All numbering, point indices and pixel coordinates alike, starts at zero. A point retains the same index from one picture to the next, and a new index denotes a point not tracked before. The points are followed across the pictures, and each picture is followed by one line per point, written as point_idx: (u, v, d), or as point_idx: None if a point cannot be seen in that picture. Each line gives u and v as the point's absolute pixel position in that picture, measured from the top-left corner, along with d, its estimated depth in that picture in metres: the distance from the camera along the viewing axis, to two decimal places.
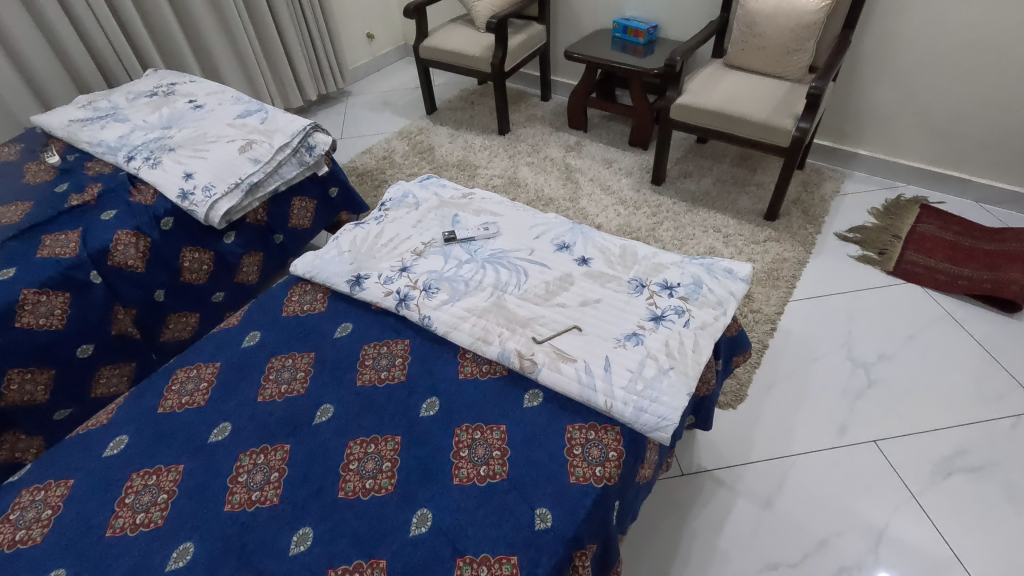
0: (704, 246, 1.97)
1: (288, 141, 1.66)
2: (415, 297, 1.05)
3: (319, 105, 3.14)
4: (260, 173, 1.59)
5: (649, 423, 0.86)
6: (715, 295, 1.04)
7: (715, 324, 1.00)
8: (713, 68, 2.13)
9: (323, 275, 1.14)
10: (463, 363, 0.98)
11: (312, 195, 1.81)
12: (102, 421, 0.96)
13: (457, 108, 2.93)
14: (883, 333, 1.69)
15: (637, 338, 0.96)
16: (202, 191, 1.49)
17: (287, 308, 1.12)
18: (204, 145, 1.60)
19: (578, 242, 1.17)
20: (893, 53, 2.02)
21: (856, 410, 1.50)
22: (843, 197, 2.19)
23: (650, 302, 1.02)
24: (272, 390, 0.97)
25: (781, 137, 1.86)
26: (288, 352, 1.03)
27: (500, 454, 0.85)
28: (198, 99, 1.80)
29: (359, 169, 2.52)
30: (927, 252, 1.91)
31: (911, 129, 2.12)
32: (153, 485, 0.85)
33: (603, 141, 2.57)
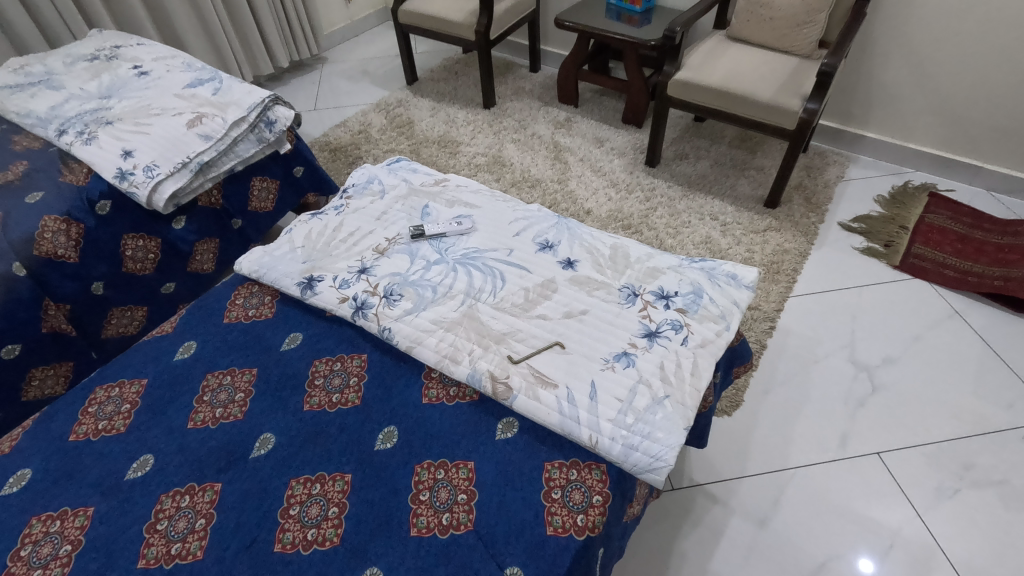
0: (700, 235, 1.84)
1: (244, 115, 1.48)
2: (373, 306, 0.91)
3: (292, 73, 2.92)
4: (211, 152, 1.42)
5: (641, 464, 0.74)
6: (716, 306, 0.92)
7: (716, 341, 0.87)
8: (715, 40, 1.96)
9: (271, 275, 1.00)
10: (428, 385, 0.85)
11: (274, 175, 1.64)
12: (3, 450, 0.82)
13: (439, 78, 2.74)
14: (888, 333, 1.58)
15: (628, 359, 0.83)
16: (143, 171, 1.33)
17: (229, 315, 0.98)
18: (147, 118, 1.42)
19: (563, 241, 1.03)
20: (909, 29, 1.86)
21: (859, 419, 1.40)
22: (847, 183, 2.06)
23: (644, 315, 0.89)
24: (205, 415, 0.84)
25: (787, 119, 1.71)
26: (227, 369, 0.90)
27: (466, 499, 0.73)
28: (145, 65, 1.61)
29: (333, 144, 2.34)
30: (935, 244, 1.80)
31: (923, 111, 1.98)
32: (56, 533, 0.72)
33: (595, 117, 2.41)
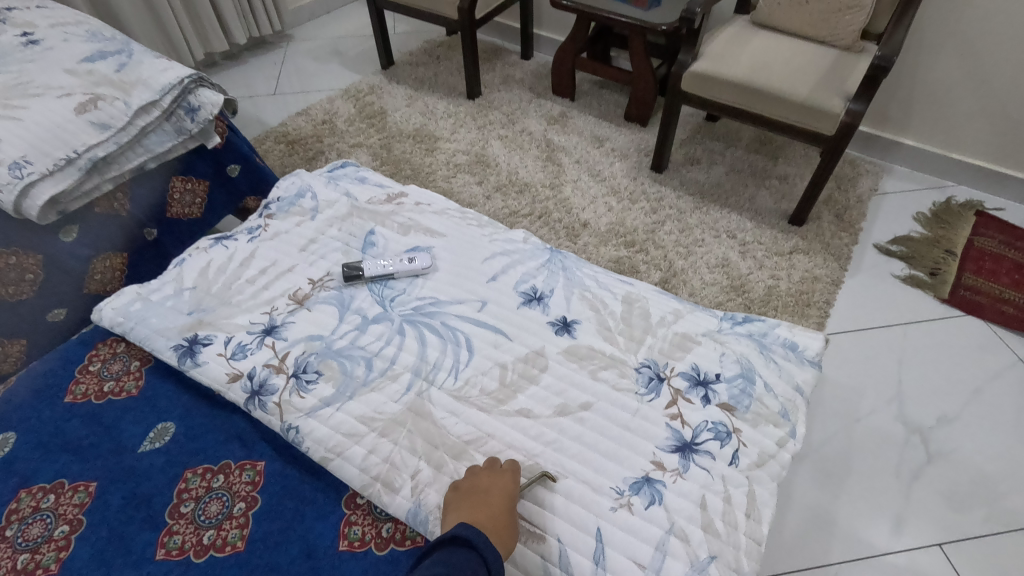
0: (715, 257, 1.56)
1: (154, 98, 1.17)
2: (278, 391, 0.63)
3: (252, 51, 2.58)
4: (108, 145, 1.11)
5: None
6: (775, 398, 0.64)
7: (777, 457, 0.60)
8: (738, 26, 1.67)
9: (139, 331, 0.71)
10: (348, 517, 0.62)
11: (202, 174, 1.35)
12: None
13: (418, 63, 2.42)
14: (942, 385, 1.32)
15: (652, 492, 0.57)
16: (8, 169, 1.01)
17: (74, 390, 0.72)
18: (21, 99, 1.10)
19: (557, 289, 0.75)
20: (965, 19, 1.59)
21: (913, 497, 1.14)
22: (883, 197, 1.78)
23: (672, 416, 0.62)
24: (5, 564, 0.59)
25: (825, 123, 1.43)
26: (53, 482, 0.64)
27: None
28: (35, 31, 1.28)
29: (291, 135, 2.03)
30: (989, 274, 1.53)
31: (973, 116, 1.72)
32: None
33: (593, 113, 2.12)
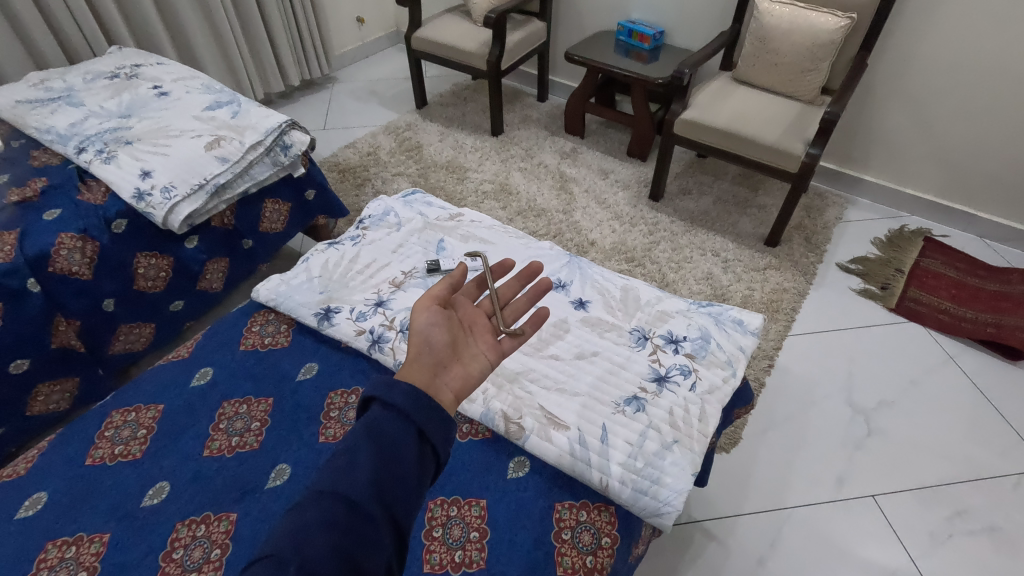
0: (701, 272, 1.87)
1: (260, 139, 1.50)
2: (389, 340, 0.94)
3: (302, 91, 2.95)
4: (227, 174, 1.44)
5: (649, 508, 0.76)
6: (723, 352, 0.94)
7: (723, 388, 0.89)
8: (721, 82, 2.02)
9: (288, 304, 1.02)
10: None
11: (285, 198, 1.66)
12: (18, 472, 0.84)
13: (448, 104, 2.79)
14: (885, 376, 1.60)
15: (637, 403, 0.85)
16: (160, 192, 1.35)
17: (246, 341, 1.00)
18: (166, 140, 1.44)
19: (575, 280, 1.06)
20: (908, 79, 1.92)
21: (855, 461, 1.42)
22: (846, 224, 2.10)
23: (653, 359, 0.92)
24: (221, 444, 0.86)
25: (791, 163, 1.76)
26: (243, 397, 0.92)
27: (478, 537, 0.75)
28: (163, 85, 1.64)
29: (342, 165, 2.37)
30: (930, 289, 1.84)
31: (920, 158, 2.04)
32: (71, 559, 0.74)
33: (600, 149, 2.46)
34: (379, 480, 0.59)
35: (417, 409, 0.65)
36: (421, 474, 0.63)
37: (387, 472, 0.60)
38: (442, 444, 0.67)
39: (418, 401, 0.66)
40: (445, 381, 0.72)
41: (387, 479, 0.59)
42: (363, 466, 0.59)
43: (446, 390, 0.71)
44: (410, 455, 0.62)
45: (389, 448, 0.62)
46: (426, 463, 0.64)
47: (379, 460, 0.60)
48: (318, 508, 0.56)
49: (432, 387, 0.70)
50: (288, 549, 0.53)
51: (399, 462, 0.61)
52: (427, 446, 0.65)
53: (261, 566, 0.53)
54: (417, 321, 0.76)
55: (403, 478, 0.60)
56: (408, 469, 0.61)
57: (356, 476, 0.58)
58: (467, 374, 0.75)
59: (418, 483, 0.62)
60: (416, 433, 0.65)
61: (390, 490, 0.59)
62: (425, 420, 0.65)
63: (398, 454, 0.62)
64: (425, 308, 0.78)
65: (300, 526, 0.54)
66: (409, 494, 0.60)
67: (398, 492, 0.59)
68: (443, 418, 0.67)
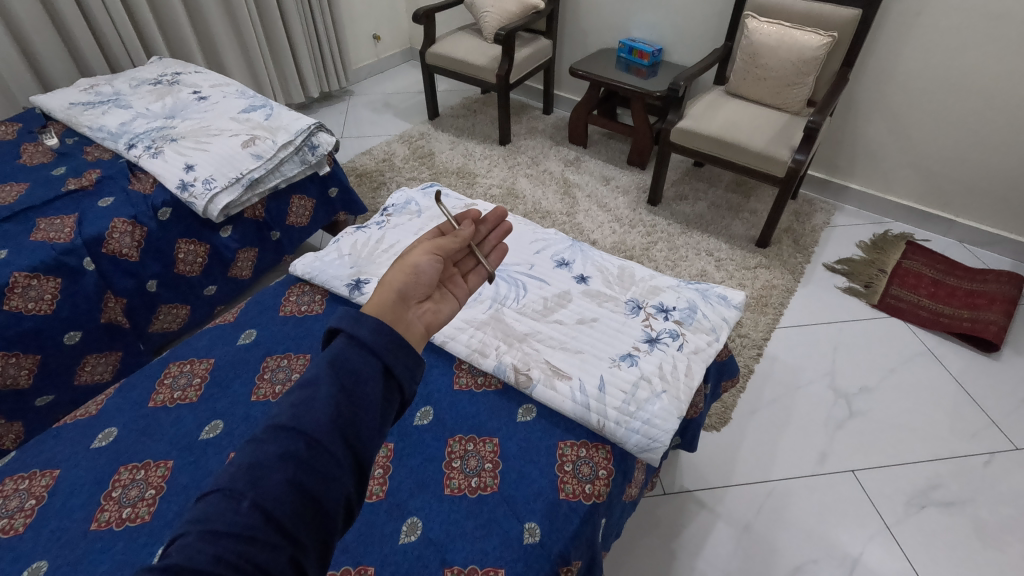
0: (696, 269, 2.00)
1: (291, 138, 1.65)
2: None
3: (321, 102, 3.13)
4: (261, 169, 1.58)
5: (640, 445, 0.88)
6: (708, 320, 1.07)
7: (707, 349, 1.01)
8: (714, 95, 2.17)
9: (322, 277, 1.16)
10: (459, 374, 1.00)
11: (311, 194, 1.80)
12: (91, 411, 0.98)
13: (458, 115, 2.95)
14: (867, 365, 1.72)
15: (631, 359, 0.98)
16: (202, 183, 1.48)
17: (285, 308, 1.15)
18: (207, 138, 1.59)
19: (577, 260, 1.19)
20: (888, 94, 2.07)
21: (836, 439, 1.53)
22: (833, 228, 2.24)
23: (646, 324, 1.04)
24: (266, 390, 0.99)
25: (778, 168, 1.90)
26: (284, 353, 1.06)
27: (491, 467, 0.87)
28: (203, 91, 1.80)
29: (359, 169, 2.52)
30: (910, 287, 1.96)
31: (901, 167, 2.18)
32: (141, 480, 0.86)
33: (602, 158, 2.61)
34: (340, 416, 0.57)
35: (385, 346, 0.63)
36: (384, 412, 0.61)
37: (349, 409, 0.58)
38: (408, 381, 0.65)
39: (386, 338, 0.64)
40: (416, 315, 0.72)
41: (348, 416, 0.57)
42: (323, 401, 0.57)
43: (417, 323, 0.71)
44: (374, 393, 0.60)
45: (353, 384, 0.59)
46: (391, 401, 0.62)
47: (342, 396, 0.58)
48: (277, 441, 0.55)
49: (404, 320, 0.70)
50: (244, 482, 0.51)
51: (362, 399, 0.59)
52: (393, 385, 0.63)
53: (215, 498, 0.51)
54: (412, 256, 0.75)
55: (365, 416, 0.58)
56: (371, 406, 0.59)
57: (315, 412, 0.56)
58: (436, 313, 0.75)
59: (381, 421, 0.60)
60: (382, 370, 0.62)
61: (351, 427, 0.57)
62: (392, 358, 0.63)
63: (362, 390, 0.59)
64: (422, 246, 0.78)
65: (258, 460, 0.53)
66: (371, 432, 0.58)
67: (360, 430, 0.57)
68: (411, 357, 0.65)
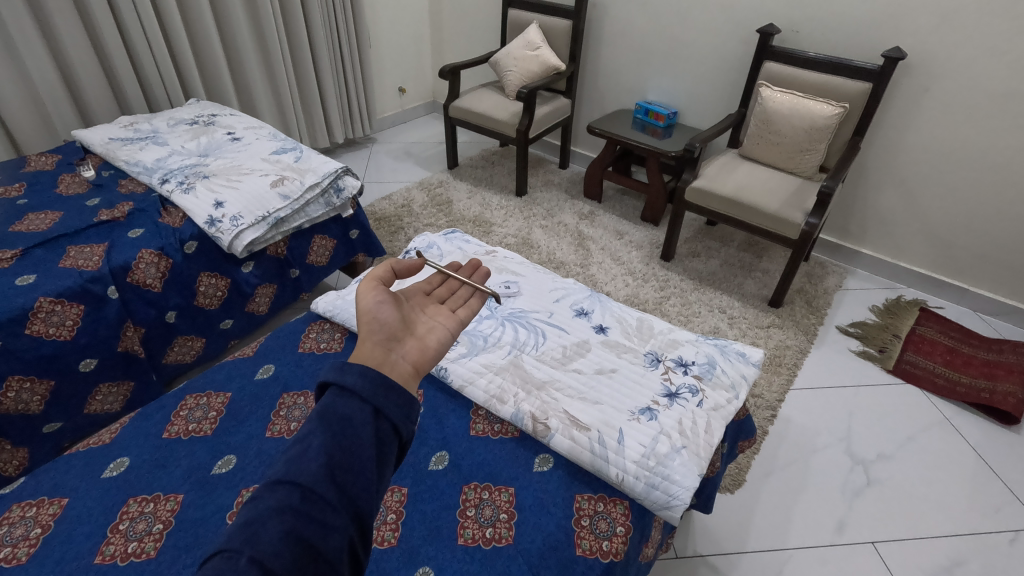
0: (709, 326, 2.00)
1: (319, 181, 1.70)
2: None
3: (345, 148, 3.23)
4: (287, 209, 1.62)
5: (660, 501, 0.86)
6: (728, 377, 1.06)
7: (727, 407, 1.00)
8: (728, 157, 2.24)
9: (343, 316, 1.19)
10: (476, 420, 1.00)
11: (332, 235, 1.84)
12: (104, 440, 0.97)
13: (477, 166, 3.04)
14: (884, 431, 1.69)
15: (651, 413, 0.97)
16: (230, 220, 1.52)
17: (304, 345, 1.16)
18: (238, 176, 1.64)
19: (596, 310, 1.21)
20: (898, 163, 2.12)
21: (854, 508, 1.48)
22: (845, 292, 2.25)
23: (665, 378, 1.04)
24: (281, 427, 0.99)
25: (791, 230, 1.93)
26: (300, 391, 1.05)
27: (507, 518, 0.84)
28: (236, 132, 1.88)
29: (378, 213, 2.58)
30: (925, 354, 1.95)
31: (913, 235, 2.21)
32: (150, 513, 0.84)
33: (616, 213, 2.66)
34: (333, 464, 0.55)
35: (373, 389, 0.62)
36: (381, 457, 0.59)
37: (341, 456, 0.56)
38: (403, 422, 0.63)
39: (374, 381, 0.63)
40: (401, 353, 0.71)
41: (341, 464, 0.56)
42: (316, 452, 0.55)
43: (403, 362, 0.70)
44: (367, 437, 0.58)
45: (346, 431, 0.58)
46: (387, 445, 0.60)
47: (333, 444, 0.56)
48: (272, 496, 0.53)
49: (389, 361, 0.68)
50: (240, 539, 0.50)
51: (355, 445, 0.57)
52: (387, 427, 0.61)
53: (214, 561, 0.50)
54: (364, 301, 0.75)
55: (361, 462, 0.57)
56: (365, 452, 0.57)
57: (308, 463, 0.55)
58: (424, 346, 0.74)
59: (377, 467, 0.58)
60: (374, 413, 0.61)
61: (347, 474, 0.55)
62: (381, 399, 0.62)
63: (354, 436, 0.58)
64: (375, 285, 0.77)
65: (254, 516, 0.52)
66: (366, 479, 0.56)
67: (355, 478, 0.56)
68: (403, 397, 0.64)
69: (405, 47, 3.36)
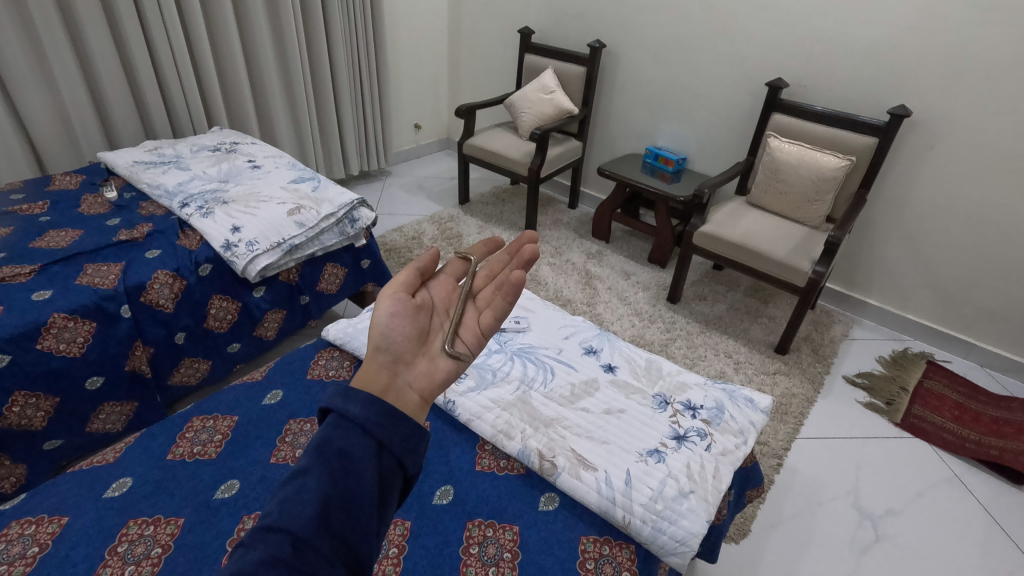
0: (715, 369, 2.00)
1: (334, 211, 1.72)
2: None
3: (359, 179, 3.30)
4: (302, 237, 1.64)
5: (667, 547, 0.85)
6: (736, 422, 1.05)
7: (735, 452, 1.00)
8: (736, 204, 2.27)
9: (352, 344, 1.20)
10: (481, 455, 0.99)
11: (344, 263, 1.86)
12: (107, 459, 0.97)
13: (488, 203, 3.09)
14: (891, 487, 1.65)
15: (658, 455, 0.96)
16: (246, 245, 1.54)
17: (313, 371, 1.17)
18: (256, 203, 1.67)
19: (604, 348, 1.21)
20: (904, 216, 2.15)
21: (862, 565, 1.43)
22: (852, 341, 2.24)
23: (673, 420, 1.03)
24: (285, 453, 0.98)
25: (798, 278, 1.94)
26: (307, 417, 1.05)
27: (510, 557, 0.83)
28: (257, 161, 1.93)
29: (389, 244, 2.61)
30: (933, 408, 1.93)
31: (919, 287, 2.21)
32: (149, 536, 0.83)
33: (624, 253, 2.69)
34: (328, 510, 0.54)
35: (378, 419, 0.60)
36: (384, 494, 0.58)
37: (339, 499, 0.55)
38: (410, 455, 0.61)
39: (379, 411, 0.61)
40: (408, 379, 0.69)
41: (337, 507, 0.54)
42: (310, 498, 0.54)
43: (410, 390, 0.68)
44: (369, 474, 0.57)
45: (346, 468, 0.57)
46: (391, 480, 0.59)
47: (329, 484, 0.55)
48: (262, 546, 0.52)
49: (395, 387, 0.67)
50: None
51: (354, 486, 0.56)
52: (391, 460, 0.60)
53: None
54: (377, 314, 0.72)
55: (360, 504, 0.55)
56: (364, 493, 0.56)
57: (301, 509, 0.54)
58: (434, 370, 0.71)
59: (379, 505, 0.57)
60: (378, 447, 0.59)
61: (344, 520, 0.54)
62: (386, 432, 0.60)
63: (354, 475, 0.56)
64: (388, 296, 0.74)
65: (242, 566, 0.51)
66: (365, 521, 0.55)
67: (352, 523, 0.54)
68: (409, 429, 0.62)
69: (424, 86, 3.48)
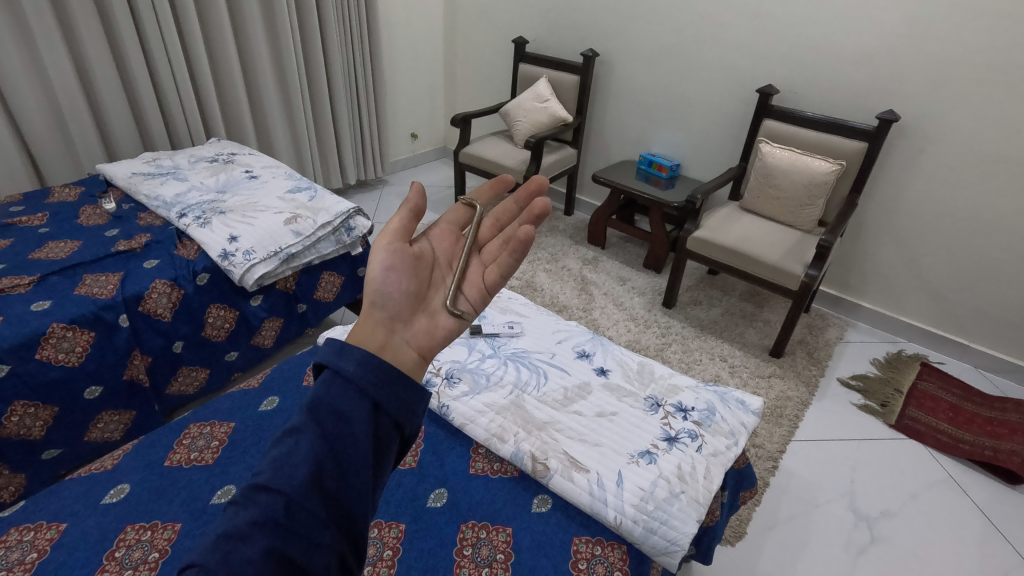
0: (710, 373, 2.01)
1: (331, 220, 1.74)
2: (436, 385, 1.09)
3: (357, 189, 3.32)
4: (298, 245, 1.66)
5: (658, 546, 0.86)
6: (727, 424, 1.07)
7: (726, 453, 1.01)
8: (729, 210, 2.29)
9: None
10: (475, 459, 1.01)
11: (341, 271, 1.87)
12: (105, 466, 0.98)
13: None
14: (886, 488, 1.66)
15: (650, 457, 0.97)
16: (242, 254, 1.55)
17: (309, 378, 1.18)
18: (253, 213, 1.69)
19: (597, 352, 1.23)
20: (895, 219, 2.17)
21: (858, 566, 1.44)
22: (846, 344, 2.26)
23: (664, 422, 1.05)
24: None
25: (791, 281, 1.96)
26: None
27: (503, 558, 0.84)
28: (254, 171, 1.95)
29: None
30: (928, 410, 1.94)
31: (912, 289, 2.23)
32: (146, 541, 0.84)
33: (619, 259, 2.71)
34: (321, 469, 0.54)
35: (373, 379, 0.60)
36: (379, 451, 0.58)
37: (332, 457, 0.54)
38: (406, 416, 0.61)
39: (375, 370, 0.61)
40: (406, 337, 0.70)
41: (330, 467, 0.54)
42: (303, 457, 0.54)
43: (407, 346, 0.69)
44: (364, 434, 0.57)
45: (340, 426, 0.57)
46: (387, 440, 0.59)
47: (322, 442, 0.55)
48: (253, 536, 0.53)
49: (392, 344, 0.68)
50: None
51: (348, 446, 0.56)
52: (387, 420, 0.60)
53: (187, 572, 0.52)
54: (373, 268, 0.74)
55: (354, 464, 0.55)
56: (358, 452, 0.56)
57: (294, 468, 0.54)
58: (433, 328, 0.73)
59: (373, 463, 0.57)
60: (373, 406, 0.59)
61: (338, 479, 0.54)
62: (381, 391, 0.60)
63: (349, 435, 0.56)
64: (382, 249, 0.75)
65: (232, 529, 0.52)
66: (359, 480, 0.55)
67: (346, 483, 0.55)
68: (406, 387, 0.62)
69: (420, 95, 3.51)
